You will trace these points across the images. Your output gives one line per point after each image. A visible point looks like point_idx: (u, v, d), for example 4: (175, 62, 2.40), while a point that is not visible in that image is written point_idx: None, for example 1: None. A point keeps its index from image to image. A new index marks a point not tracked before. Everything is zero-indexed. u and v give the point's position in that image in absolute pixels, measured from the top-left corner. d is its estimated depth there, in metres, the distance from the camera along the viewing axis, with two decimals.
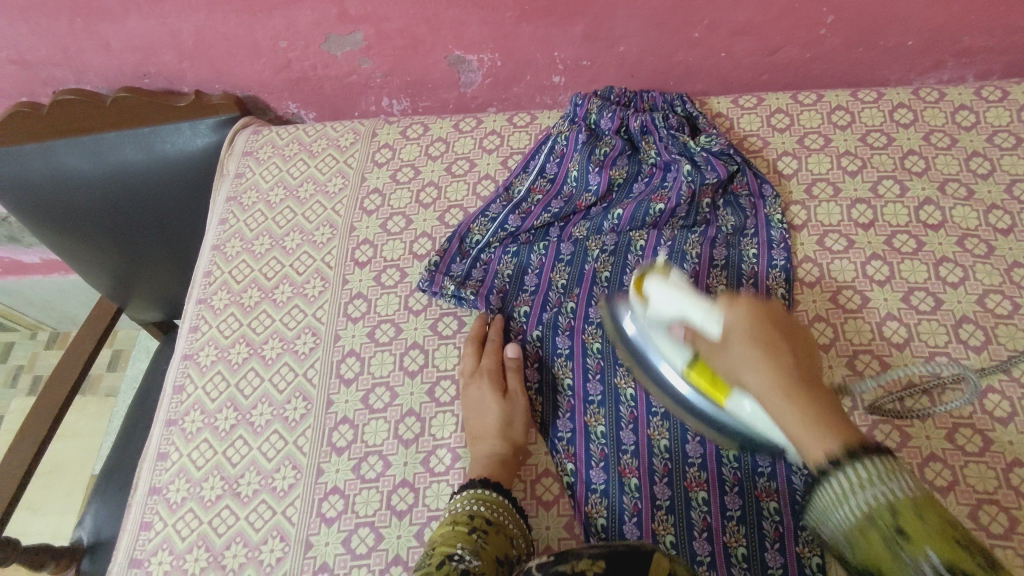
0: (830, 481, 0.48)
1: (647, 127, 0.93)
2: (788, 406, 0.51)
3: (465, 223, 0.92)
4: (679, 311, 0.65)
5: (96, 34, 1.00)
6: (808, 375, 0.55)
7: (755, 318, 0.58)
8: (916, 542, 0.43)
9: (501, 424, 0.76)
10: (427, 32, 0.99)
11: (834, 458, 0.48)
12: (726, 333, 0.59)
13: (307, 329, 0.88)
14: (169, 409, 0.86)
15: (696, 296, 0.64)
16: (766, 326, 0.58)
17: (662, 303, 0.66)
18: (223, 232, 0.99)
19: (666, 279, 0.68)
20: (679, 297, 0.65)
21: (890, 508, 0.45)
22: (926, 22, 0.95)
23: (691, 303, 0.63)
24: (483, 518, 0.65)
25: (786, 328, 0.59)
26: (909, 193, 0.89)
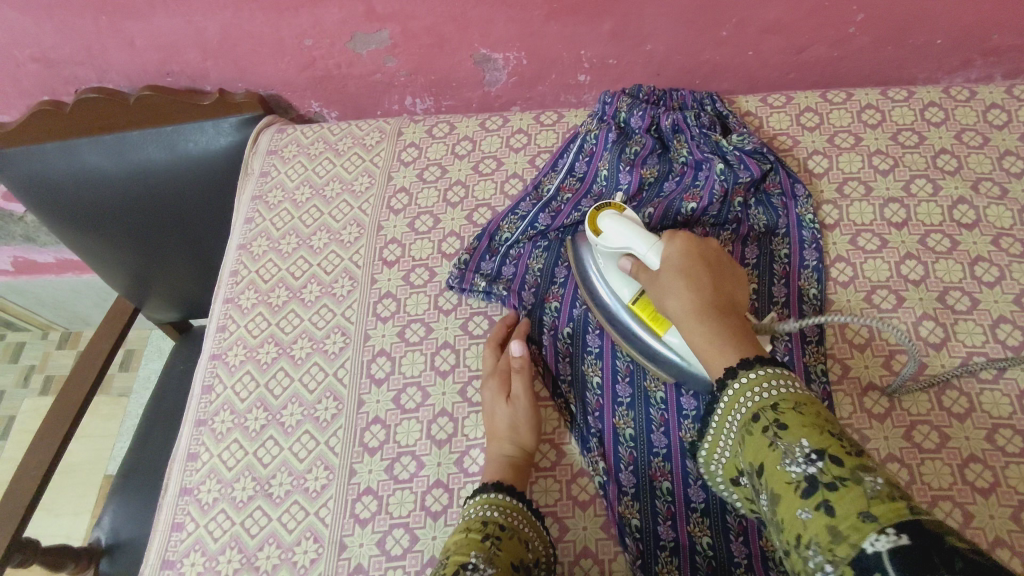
0: (723, 394, 0.57)
1: (678, 126, 0.92)
2: (702, 325, 0.62)
3: (495, 220, 0.91)
4: (625, 244, 0.73)
5: (121, 33, 1.00)
6: (723, 299, 0.65)
7: (692, 245, 0.69)
8: (791, 431, 0.51)
9: (505, 426, 0.75)
10: (454, 30, 0.98)
11: (729, 370, 0.58)
12: (662, 265, 0.69)
13: (336, 328, 0.87)
14: (199, 409, 0.85)
15: (640, 231, 0.72)
16: (697, 255, 0.68)
17: (613, 233, 0.74)
18: (249, 230, 0.98)
19: (618, 214, 0.75)
20: (625, 232, 0.73)
21: (771, 409, 0.53)
22: (957, 20, 0.95)
23: (638, 238, 0.72)
24: (497, 523, 0.64)
25: (717, 266, 0.68)
26: (942, 192, 0.89)
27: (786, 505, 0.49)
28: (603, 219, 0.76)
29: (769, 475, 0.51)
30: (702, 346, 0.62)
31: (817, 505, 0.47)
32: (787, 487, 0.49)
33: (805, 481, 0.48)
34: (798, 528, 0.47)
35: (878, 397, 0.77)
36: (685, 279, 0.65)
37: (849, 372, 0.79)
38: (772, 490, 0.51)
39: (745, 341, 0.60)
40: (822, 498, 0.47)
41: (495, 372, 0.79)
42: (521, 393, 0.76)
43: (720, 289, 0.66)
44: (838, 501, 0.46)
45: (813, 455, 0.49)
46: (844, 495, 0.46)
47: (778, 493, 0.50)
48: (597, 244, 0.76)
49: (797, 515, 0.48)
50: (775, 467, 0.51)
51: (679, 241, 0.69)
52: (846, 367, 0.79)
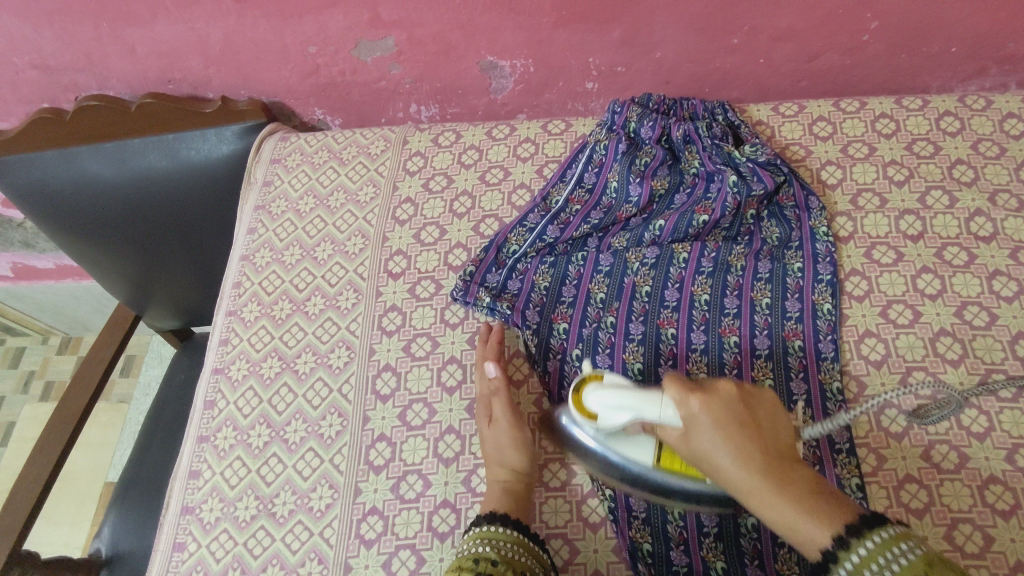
0: (838, 574, 0.48)
1: (690, 136, 0.90)
2: (772, 498, 0.52)
3: (502, 232, 0.89)
4: (631, 415, 0.61)
5: (121, 40, 0.98)
6: (771, 442, 0.56)
7: (717, 397, 0.57)
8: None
9: (493, 452, 0.73)
10: (461, 37, 0.97)
11: (834, 551, 0.48)
12: (686, 429, 0.58)
13: (340, 342, 0.86)
14: (200, 424, 0.83)
15: (644, 393, 0.61)
16: (727, 406, 0.57)
17: (609, 413, 0.63)
18: (252, 241, 0.96)
19: (602, 386, 0.64)
20: (625, 399, 0.61)
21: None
22: (972, 28, 0.93)
23: (642, 404, 0.60)
24: (490, 560, 0.62)
25: (751, 407, 0.58)
26: (959, 203, 0.87)
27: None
28: (591, 396, 0.65)
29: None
30: (783, 528, 0.52)
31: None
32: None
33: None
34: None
35: (895, 416, 0.75)
36: (708, 428, 0.56)
37: (865, 390, 0.76)
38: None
39: (836, 507, 0.51)
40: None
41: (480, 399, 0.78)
42: (502, 415, 0.75)
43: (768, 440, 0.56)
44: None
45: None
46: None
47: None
48: (595, 425, 0.66)
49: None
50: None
51: (689, 396, 0.57)
52: (861, 385, 0.77)
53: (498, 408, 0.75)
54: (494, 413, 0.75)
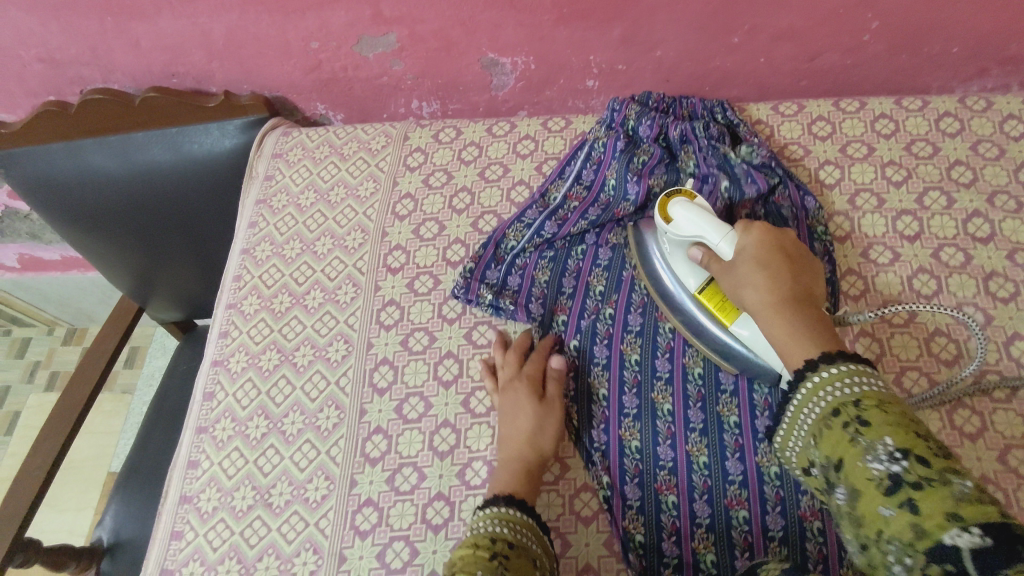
0: (805, 381, 0.56)
1: (687, 135, 0.90)
2: (780, 315, 0.61)
3: (500, 229, 0.90)
4: (695, 232, 0.72)
5: (126, 34, 0.99)
6: (801, 287, 0.64)
7: (775, 233, 0.68)
8: (872, 428, 0.50)
9: (533, 430, 0.73)
10: (462, 34, 0.97)
11: (812, 360, 0.57)
12: (736, 257, 0.68)
13: (339, 336, 0.87)
14: (200, 416, 0.84)
15: (714, 221, 0.71)
16: (779, 241, 0.67)
17: (683, 223, 0.73)
18: (253, 235, 0.97)
19: (691, 202, 0.74)
20: (695, 218, 0.72)
21: (853, 403, 0.53)
22: (973, 29, 0.93)
23: (710, 228, 0.71)
24: (507, 541, 0.61)
25: (795, 259, 0.67)
26: (957, 204, 0.87)
27: (868, 501, 0.49)
28: (676, 208, 0.74)
29: (849, 471, 0.51)
30: (778, 342, 0.61)
31: (900, 502, 0.47)
32: (870, 484, 0.49)
33: (890, 479, 0.48)
34: (880, 523, 0.48)
35: None
36: (757, 267, 0.65)
37: None
38: (852, 483, 0.51)
39: (829, 338, 0.59)
40: (906, 495, 0.47)
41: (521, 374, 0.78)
42: (551, 400, 0.76)
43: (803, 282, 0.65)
44: (924, 498, 0.46)
45: (897, 453, 0.48)
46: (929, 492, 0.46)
47: (858, 489, 0.50)
48: (665, 229, 0.75)
49: (878, 509, 0.48)
50: (855, 464, 0.51)
51: (760, 230, 0.68)
52: None
53: (548, 392, 0.77)
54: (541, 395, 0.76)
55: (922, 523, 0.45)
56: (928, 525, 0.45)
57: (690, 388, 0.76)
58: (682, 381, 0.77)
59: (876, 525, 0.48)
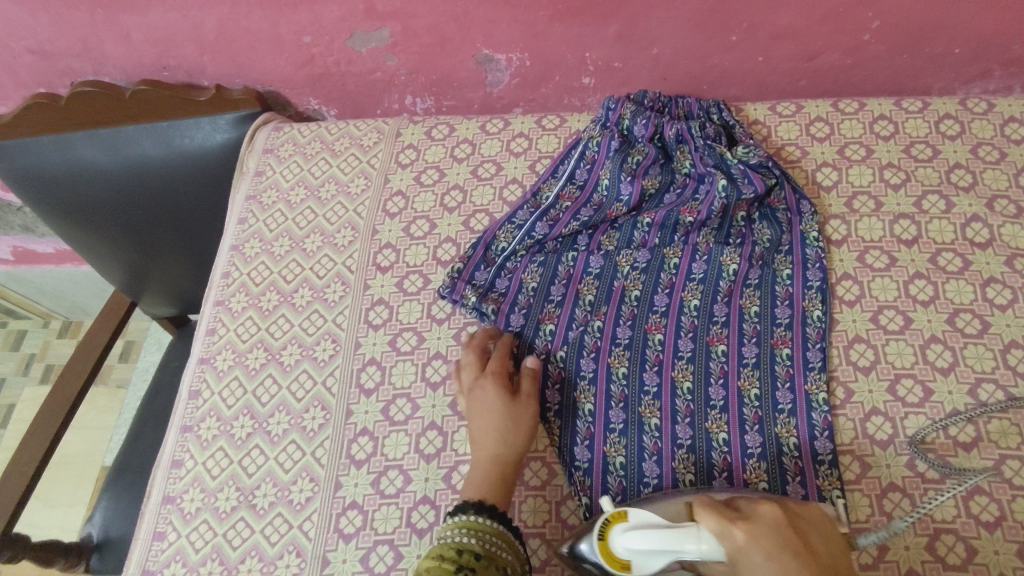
0: None
1: (682, 135, 0.89)
2: None
3: (491, 229, 0.89)
4: (666, 554, 0.55)
5: (116, 26, 0.98)
6: None
7: (756, 525, 0.52)
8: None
9: (505, 431, 0.73)
10: (456, 29, 0.96)
11: None
12: (731, 562, 0.52)
13: (326, 335, 0.86)
14: (184, 414, 0.83)
15: (677, 528, 0.55)
16: (777, 529, 0.52)
17: (645, 557, 0.56)
18: (242, 231, 0.96)
19: (631, 524, 0.58)
20: (658, 550, 0.54)
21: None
22: (976, 29, 0.91)
23: (676, 541, 0.54)
24: (474, 552, 0.60)
25: (802, 537, 0.52)
26: (955, 209, 0.86)
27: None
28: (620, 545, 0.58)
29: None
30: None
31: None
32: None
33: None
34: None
35: (881, 423, 0.74)
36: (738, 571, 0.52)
37: (852, 397, 0.76)
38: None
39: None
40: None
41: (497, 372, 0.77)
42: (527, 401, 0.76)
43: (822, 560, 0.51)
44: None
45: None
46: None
47: None
48: (620, 573, 0.58)
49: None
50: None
51: (728, 526, 0.52)
52: (849, 391, 0.76)
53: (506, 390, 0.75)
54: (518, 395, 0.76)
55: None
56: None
57: (679, 403, 0.76)
58: (669, 397, 0.76)
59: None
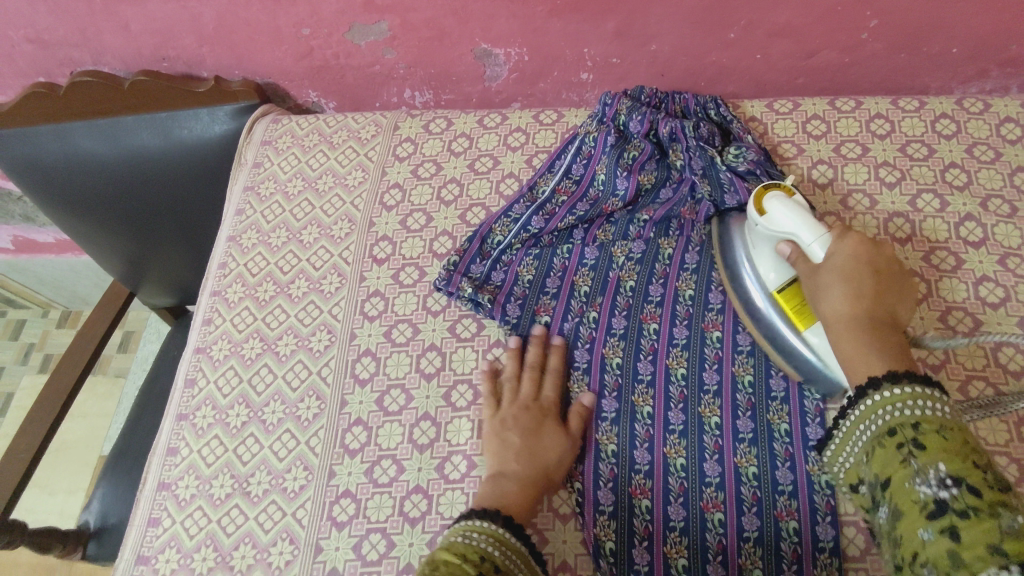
0: (867, 398, 0.60)
1: (676, 134, 0.89)
2: (849, 336, 0.65)
3: (486, 223, 0.89)
4: (789, 229, 0.72)
5: (116, 16, 0.98)
6: (881, 312, 0.66)
7: (868, 248, 0.69)
8: (928, 453, 0.53)
9: (547, 449, 0.72)
10: (455, 23, 0.96)
11: (879, 379, 0.60)
12: (826, 261, 0.69)
13: (322, 326, 0.86)
14: (181, 403, 0.84)
15: (807, 220, 0.71)
16: (866, 255, 0.68)
17: (778, 220, 0.73)
18: (240, 222, 0.97)
19: (788, 198, 0.73)
20: (793, 214, 0.71)
21: (912, 425, 0.55)
22: (974, 29, 0.91)
23: (805, 227, 0.70)
24: (495, 564, 0.59)
25: (883, 280, 0.68)
26: (950, 207, 0.86)
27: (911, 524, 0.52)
28: (771, 199, 0.74)
29: (896, 489, 0.54)
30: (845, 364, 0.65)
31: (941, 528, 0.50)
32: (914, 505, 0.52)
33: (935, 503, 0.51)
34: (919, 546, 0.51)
35: None
36: (833, 252, 0.68)
37: None
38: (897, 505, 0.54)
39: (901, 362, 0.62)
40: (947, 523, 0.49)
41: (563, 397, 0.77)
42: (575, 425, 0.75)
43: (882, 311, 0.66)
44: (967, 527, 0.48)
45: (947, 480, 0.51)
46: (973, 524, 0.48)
47: (901, 509, 0.54)
48: (757, 223, 0.75)
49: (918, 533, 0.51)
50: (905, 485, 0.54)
51: (854, 240, 0.69)
52: None
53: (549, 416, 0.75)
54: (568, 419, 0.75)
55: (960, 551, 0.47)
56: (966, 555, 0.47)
57: (672, 389, 0.76)
58: (664, 383, 0.76)
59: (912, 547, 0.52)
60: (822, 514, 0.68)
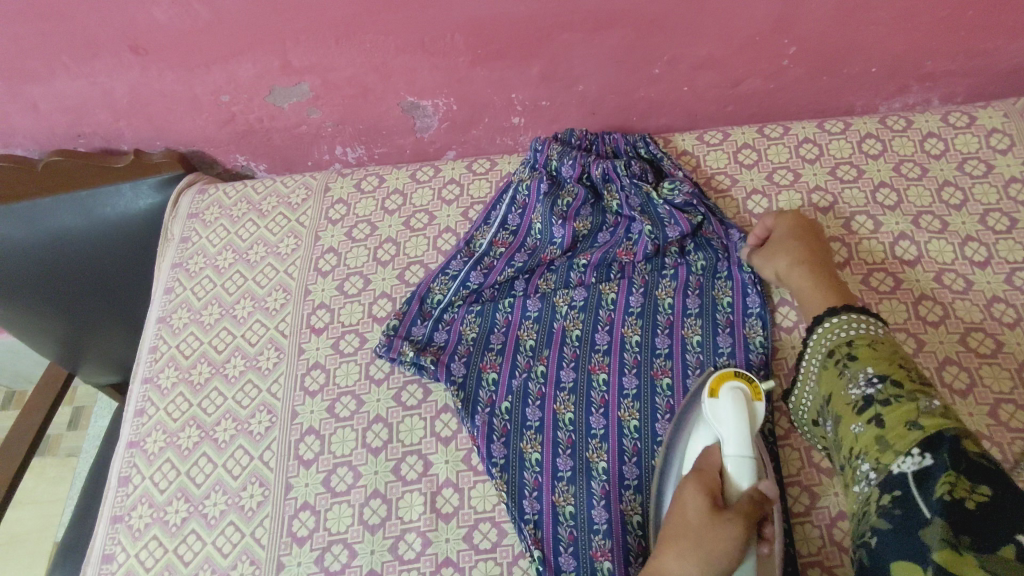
0: (816, 336, 0.70)
1: (609, 175, 0.88)
2: (801, 274, 0.76)
3: (425, 282, 0.87)
4: (731, 429, 0.65)
5: (22, 98, 0.94)
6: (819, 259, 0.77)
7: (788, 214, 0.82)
8: (859, 362, 0.63)
9: (699, 572, 0.58)
10: (377, 79, 0.94)
11: (824, 324, 0.69)
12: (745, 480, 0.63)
13: (261, 406, 0.82)
14: (115, 504, 0.80)
15: (744, 431, 0.65)
16: (805, 224, 0.81)
17: (722, 418, 0.66)
18: (169, 302, 0.93)
19: (741, 395, 0.66)
20: (734, 419, 0.65)
21: (849, 344, 0.65)
22: (888, 49, 0.93)
23: (743, 434, 0.65)
24: None
25: (809, 237, 0.79)
26: (883, 228, 0.87)
27: (847, 423, 0.60)
28: (729, 388, 0.67)
29: (838, 401, 0.63)
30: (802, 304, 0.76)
31: (869, 419, 0.58)
32: (849, 406, 0.61)
33: (864, 399, 0.59)
34: (854, 440, 0.58)
35: None
36: (723, 508, 0.61)
37: (796, 426, 0.75)
38: (837, 411, 0.62)
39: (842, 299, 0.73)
40: (873, 413, 0.58)
41: (701, 472, 0.64)
42: (724, 533, 0.59)
43: (816, 249, 0.78)
44: (891, 413, 0.56)
45: (874, 378, 0.60)
46: (896, 409, 0.56)
47: (841, 415, 0.62)
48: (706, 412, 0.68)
49: (852, 430, 0.59)
50: (842, 393, 0.62)
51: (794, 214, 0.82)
52: (793, 420, 0.76)
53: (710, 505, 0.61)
54: (718, 519, 0.60)
55: (886, 435, 0.55)
56: (891, 436, 0.55)
57: (626, 442, 0.75)
58: (617, 437, 0.75)
59: (850, 443, 0.59)
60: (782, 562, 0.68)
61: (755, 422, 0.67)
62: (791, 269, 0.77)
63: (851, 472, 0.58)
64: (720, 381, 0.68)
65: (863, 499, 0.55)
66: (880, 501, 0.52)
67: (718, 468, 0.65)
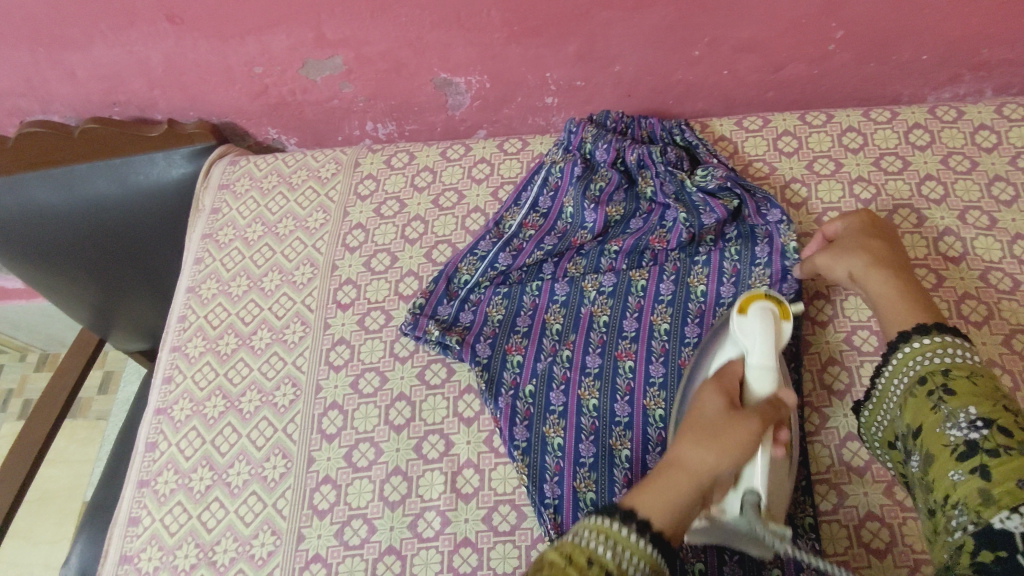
0: (898, 352, 0.64)
1: (644, 160, 0.86)
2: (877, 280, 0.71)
3: (452, 261, 0.86)
4: (754, 345, 0.64)
5: (60, 64, 0.95)
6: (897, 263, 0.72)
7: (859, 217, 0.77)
8: (958, 398, 0.57)
9: (715, 461, 0.57)
10: (411, 54, 0.93)
11: (905, 337, 0.64)
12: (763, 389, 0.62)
13: (287, 378, 0.83)
14: (142, 468, 0.81)
15: (767, 346, 0.63)
16: (875, 228, 0.76)
17: (748, 334, 0.64)
18: (198, 272, 0.93)
19: (768, 311, 0.65)
20: (759, 333, 0.64)
21: (944, 373, 0.59)
22: (943, 35, 0.89)
23: (763, 352, 0.63)
24: (606, 567, 0.50)
25: (885, 243, 0.74)
26: (928, 222, 0.84)
27: (942, 467, 0.55)
28: (758, 307, 0.65)
29: (929, 437, 0.57)
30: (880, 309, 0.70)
31: (972, 468, 0.53)
32: (945, 449, 0.56)
33: (967, 444, 0.54)
34: (949, 488, 0.54)
35: (857, 448, 0.72)
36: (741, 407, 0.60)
37: (826, 423, 0.73)
38: (929, 450, 0.57)
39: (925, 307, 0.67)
40: (978, 462, 0.52)
41: (719, 379, 0.64)
42: (743, 428, 0.58)
43: (892, 252, 0.73)
44: (999, 466, 0.51)
45: (978, 422, 0.55)
46: (1006, 462, 0.51)
47: (933, 455, 0.57)
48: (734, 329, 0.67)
49: (949, 475, 0.54)
50: (936, 430, 0.57)
51: (868, 213, 0.78)
52: (824, 416, 0.74)
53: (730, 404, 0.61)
54: (736, 414, 0.59)
55: (992, 490, 0.50)
56: (998, 492, 0.50)
57: (650, 431, 0.73)
58: (642, 426, 0.74)
59: (943, 489, 0.54)
60: (807, 561, 0.66)
61: (780, 341, 0.65)
62: (869, 271, 0.71)
63: (942, 519, 0.54)
64: (748, 301, 0.66)
65: (955, 552, 0.51)
66: (979, 561, 0.48)
67: (739, 376, 0.64)
